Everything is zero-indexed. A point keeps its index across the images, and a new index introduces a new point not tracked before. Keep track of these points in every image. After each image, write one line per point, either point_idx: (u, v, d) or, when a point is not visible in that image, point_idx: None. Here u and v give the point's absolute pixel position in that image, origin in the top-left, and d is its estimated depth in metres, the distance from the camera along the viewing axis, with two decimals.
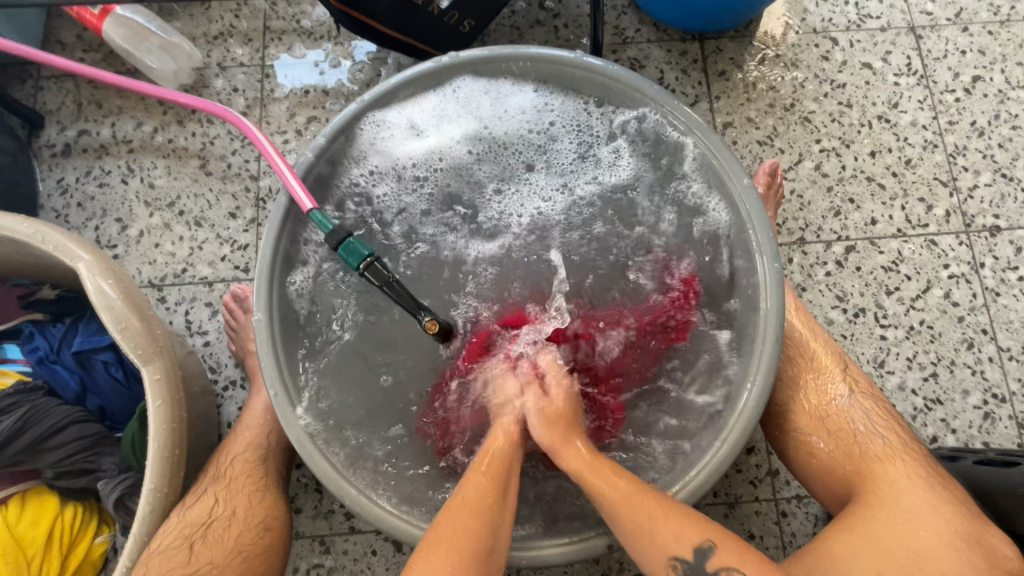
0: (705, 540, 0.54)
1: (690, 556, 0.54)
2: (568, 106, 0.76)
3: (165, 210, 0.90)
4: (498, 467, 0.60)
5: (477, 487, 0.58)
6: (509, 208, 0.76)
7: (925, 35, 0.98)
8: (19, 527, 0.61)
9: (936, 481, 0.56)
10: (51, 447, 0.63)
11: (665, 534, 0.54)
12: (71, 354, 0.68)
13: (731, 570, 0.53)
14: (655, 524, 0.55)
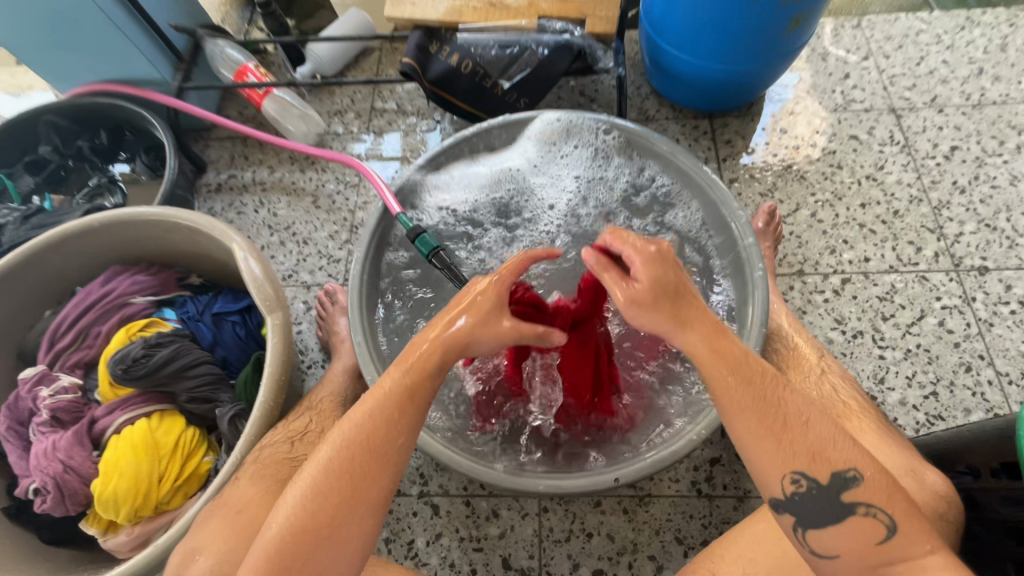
0: (875, 533, 0.47)
1: (822, 478, 0.47)
2: (595, 151, 1.01)
3: (282, 232, 1.17)
4: (424, 363, 0.56)
5: (381, 393, 0.55)
6: (546, 224, 1.02)
7: (904, 114, 1.17)
8: (157, 433, 0.78)
9: (887, 434, 0.66)
10: (187, 376, 0.82)
11: (803, 452, 0.48)
12: (210, 315, 0.90)
13: (874, 508, 0.47)
14: (782, 436, 0.48)
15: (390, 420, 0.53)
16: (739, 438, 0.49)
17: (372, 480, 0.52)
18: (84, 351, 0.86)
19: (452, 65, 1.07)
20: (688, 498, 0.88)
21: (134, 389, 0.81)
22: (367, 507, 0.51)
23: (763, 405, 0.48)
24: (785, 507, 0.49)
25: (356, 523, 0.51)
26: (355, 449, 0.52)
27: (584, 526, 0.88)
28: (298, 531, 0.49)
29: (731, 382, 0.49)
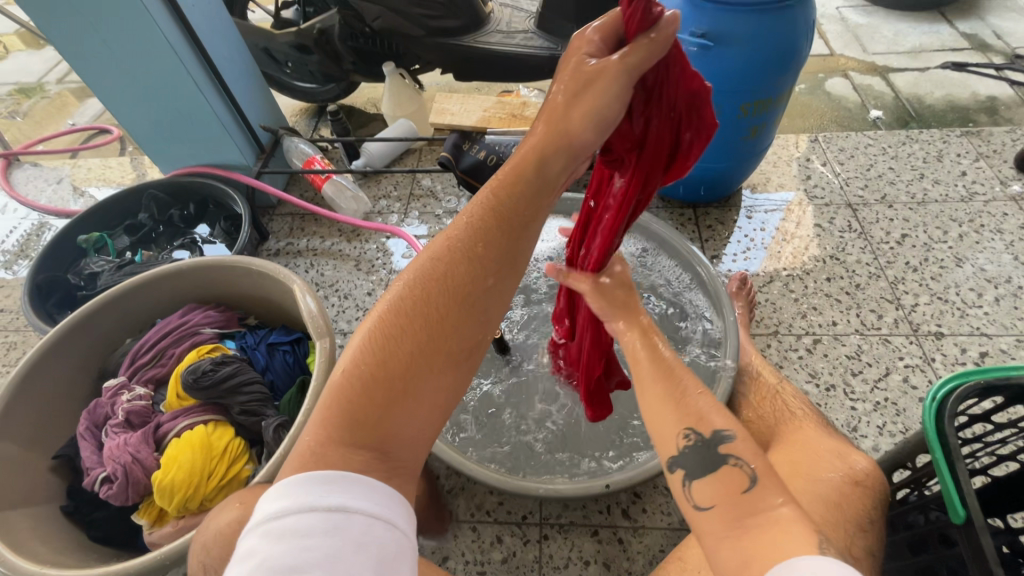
0: (739, 482, 0.49)
1: (704, 433, 0.53)
2: None
3: (327, 288, 1.36)
4: (511, 199, 0.56)
5: (469, 236, 0.55)
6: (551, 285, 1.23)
7: (860, 208, 1.39)
8: (211, 437, 0.91)
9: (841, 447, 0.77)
10: (241, 391, 0.96)
11: (692, 413, 0.55)
12: (265, 345, 1.06)
13: (741, 461, 0.50)
14: (680, 399, 0.56)
15: (479, 264, 0.54)
16: (648, 406, 0.58)
17: (461, 328, 0.53)
18: (158, 369, 1.02)
19: (479, 159, 1.33)
20: (679, 531, 0.94)
21: (196, 399, 0.95)
22: (453, 353, 0.53)
23: (663, 379, 0.58)
24: (676, 461, 0.54)
25: (443, 373, 0.52)
26: (444, 294, 0.53)
27: (581, 555, 0.94)
28: (383, 372, 0.50)
29: (648, 366, 0.60)
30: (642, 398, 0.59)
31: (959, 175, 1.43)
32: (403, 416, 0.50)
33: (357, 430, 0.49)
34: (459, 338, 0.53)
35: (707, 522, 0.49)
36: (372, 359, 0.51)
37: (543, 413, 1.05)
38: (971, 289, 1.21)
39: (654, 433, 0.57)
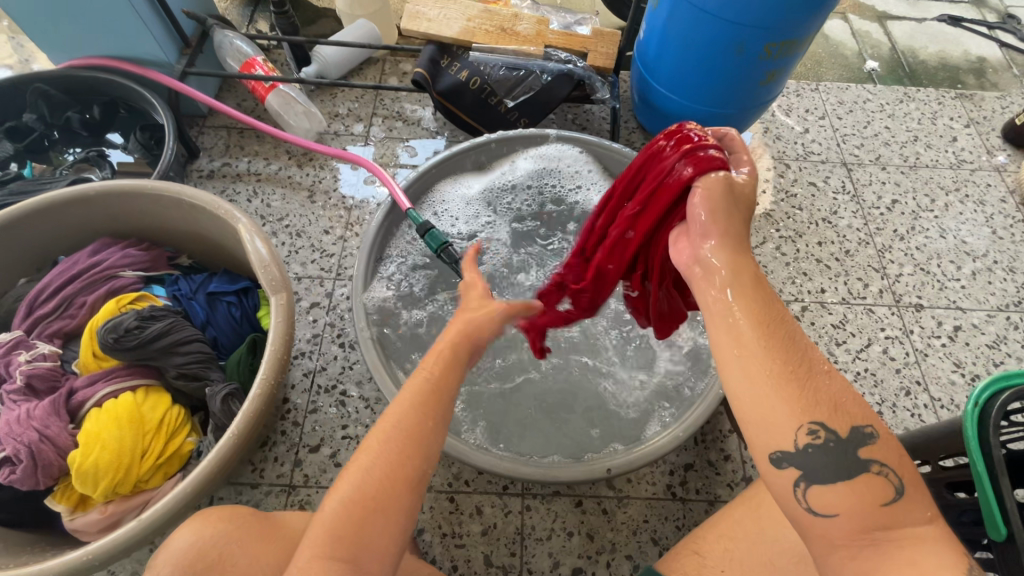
0: (878, 493, 0.44)
1: (841, 432, 0.46)
2: (584, 169, 1.10)
3: (275, 223, 1.17)
4: (434, 370, 0.59)
5: (414, 396, 0.57)
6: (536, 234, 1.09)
7: (855, 169, 1.33)
8: (143, 408, 0.75)
9: None
10: (179, 352, 0.81)
11: (824, 400, 0.46)
12: (205, 294, 0.89)
13: (884, 467, 0.45)
14: (801, 382, 0.46)
15: (425, 415, 0.56)
16: (743, 378, 0.47)
17: (411, 461, 0.53)
18: (64, 321, 0.84)
19: (460, 80, 1.14)
20: (663, 501, 0.93)
21: (120, 361, 0.79)
22: (415, 484, 0.53)
23: (786, 349, 0.48)
24: (791, 460, 0.46)
25: (399, 502, 0.52)
26: (394, 437, 0.54)
27: (565, 525, 0.91)
28: (354, 502, 0.51)
29: (751, 331, 0.48)
30: (741, 371, 0.47)
31: (950, 141, 1.40)
32: (372, 540, 0.50)
33: (335, 555, 0.49)
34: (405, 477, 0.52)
35: (828, 532, 0.44)
36: (343, 493, 0.52)
37: (527, 378, 0.97)
38: (951, 261, 1.21)
39: (753, 413, 0.47)
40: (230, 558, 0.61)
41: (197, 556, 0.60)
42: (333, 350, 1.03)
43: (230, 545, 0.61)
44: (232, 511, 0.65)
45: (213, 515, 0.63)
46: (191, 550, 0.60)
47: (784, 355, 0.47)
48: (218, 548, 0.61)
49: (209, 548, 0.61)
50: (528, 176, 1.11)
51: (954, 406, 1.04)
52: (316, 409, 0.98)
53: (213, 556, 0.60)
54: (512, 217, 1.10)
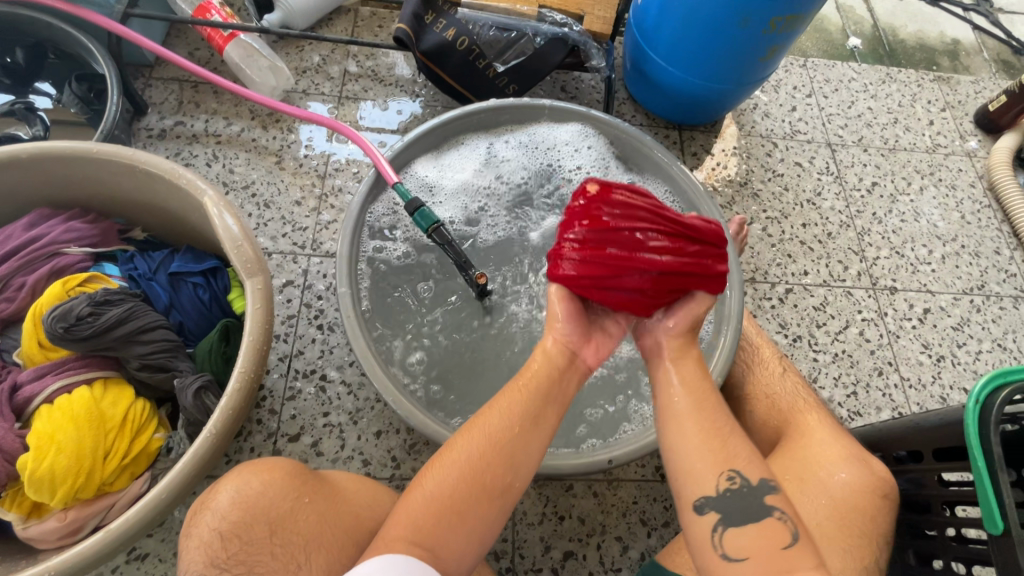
0: (779, 538, 0.52)
1: (752, 483, 0.54)
2: (581, 141, 1.04)
3: (239, 191, 1.06)
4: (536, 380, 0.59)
5: (507, 401, 0.57)
6: (530, 209, 1.03)
7: (838, 150, 1.34)
8: (102, 403, 0.68)
9: (839, 427, 0.78)
10: (140, 340, 0.73)
11: (740, 454, 0.55)
12: (166, 275, 0.80)
13: (784, 515, 0.53)
14: (725, 439, 0.56)
15: (509, 420, 0.55)
16: (674, 433, 0.57)
17: (495, 469, 0.53)
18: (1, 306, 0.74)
19: (447, 39, 1.04)
20: (652, 483, 0.94)
21: (71, 351, 0.70)
22: (497, 492, 0.53)
23: (715, 415, 0.57)
24: (710, 504, 0.53)
25: (478, 507, 0.52)
26: (481, 441, 0.54)
27: (556, 509, 0.90)
28: (438, 498, 0.51)
29: (684, 397, 0.59)
30: (675, 427, 0.57)
31: (926, 124, 1.42)
32: (452, 539, 0.50)
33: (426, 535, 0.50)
34: (486, 484, 0.52)
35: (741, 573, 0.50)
36: (429, 487, 0.52)
37: None
38: (923, 245, 1.25)
39: (681, 463, 0.55)
40: (296, 516, 0.56)
41: (265, 508, 0.55)
42: (310, 333, 0.96)
43: (297, 502, 0.56)
44: (295, 467, 0.60)
45: (279, 466, 0.59)
46: (260, 499, 0.55)
47: (718, 427, 0.56)
48: (286, 504, 0.56)
49: (279, 502, 0.55)
50: (519, 149, 1.04)
51: (921, 385, 1.09)
52: (295, 395, 0.92)
53: (280, 511, 0.55)
54: (506, 194, 1.03)
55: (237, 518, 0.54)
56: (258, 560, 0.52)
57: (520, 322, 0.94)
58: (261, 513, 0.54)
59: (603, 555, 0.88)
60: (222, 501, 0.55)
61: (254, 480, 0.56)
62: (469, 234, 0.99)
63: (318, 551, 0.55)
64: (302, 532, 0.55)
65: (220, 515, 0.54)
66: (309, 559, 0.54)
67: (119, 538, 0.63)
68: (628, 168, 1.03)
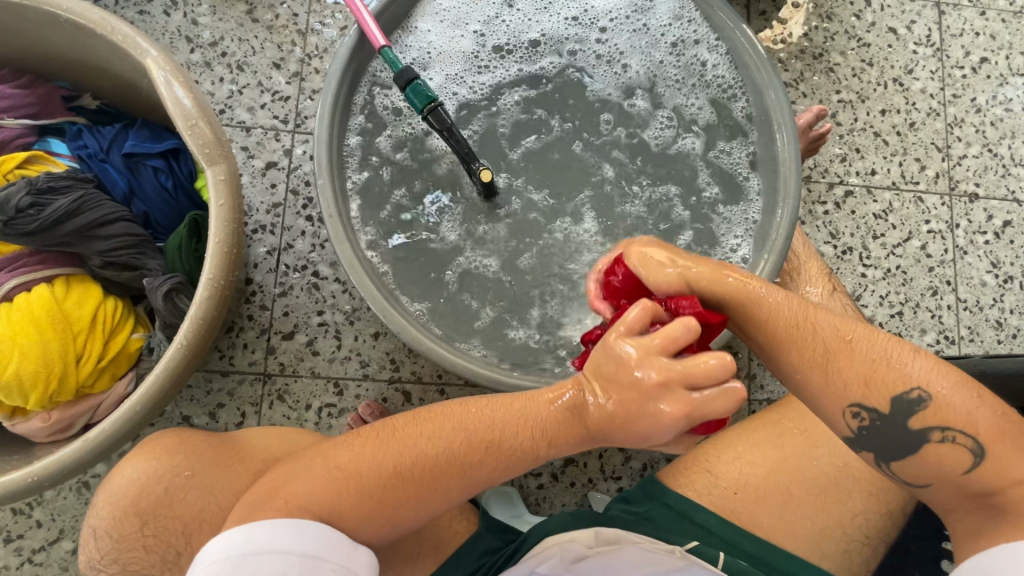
0: (962, 461, 0.47)
1: (886, 410, 0.48)
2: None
3: (206, 48, 0.89)
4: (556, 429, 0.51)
5: (514, 442, 0.51)
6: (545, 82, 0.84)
7: (948, 11, 1.06)
8: (66, 304, 0.62)
9: None
10: (99, 235, 0.64)
11: (854, 382, 0.48)
12: (121, 156, 0.69)
13: (951, 432, 0.47)
14: (829, 369, 0.49)
15: (496, 466, 0.51)
16: (792, 382, 0.51)
17: (442, 492, 0.50)
18: None
19: None
20: None
21: (23, 245, 0.63)
22: (428, 508, 0.51)
23: (805, 339, 0.49)
24: (858, 444, 0.50)
25: (418, 505, 0.50)
26: (436, 454, 0.50)
27: None
28: (384, 491, 0.49)
29: (765, 330, 0.50)
30: (789, 374, 0.50)
31: None
32: (365, 526, 0.49)
33: (365, 514, 0.49)
34: (419, 508, 0.50)
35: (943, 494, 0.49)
36: (378, 476, 0.49)
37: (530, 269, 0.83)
38: None
39: (806, 400, 0.51)
40: (174, 498, 0.56)
41: (136, 499, 0.56)
42: (299, 224, 0.87)
43: (174, 482, 0.56)
44: (170, 445, 0.58)
45: (161, 446, 0.58)
46: (133, 488, 0.56)
47: (826, 352, 0.49)
48: (160, 487, 0.56)
49: (153, 486, 0.56)
50: (534, 8, 0.83)
51: (978, 309, 0.97)
52: (286, 291, 0.85)
53: (155, 496, 0.56)
54: (528, 55, 0.84)
55: (110, 513, 0.56)
56: (134, 552, 0.55)
57: (531, 224, 0.82)
58: (134, 503, 0.56)
59: (603, 464, 0.87)
60: (98, 499, 0.57)
61: (118, 471, 0.57)
62: (485, 115, 0.83)
63: (197, 535, 0.55)
64: (175, 526, 0.56)
65: (96, 512, 0.58)
66: (190, 540, 0.55)
67: (82, 456, 0.61)
68: (673, 6, 0.81)
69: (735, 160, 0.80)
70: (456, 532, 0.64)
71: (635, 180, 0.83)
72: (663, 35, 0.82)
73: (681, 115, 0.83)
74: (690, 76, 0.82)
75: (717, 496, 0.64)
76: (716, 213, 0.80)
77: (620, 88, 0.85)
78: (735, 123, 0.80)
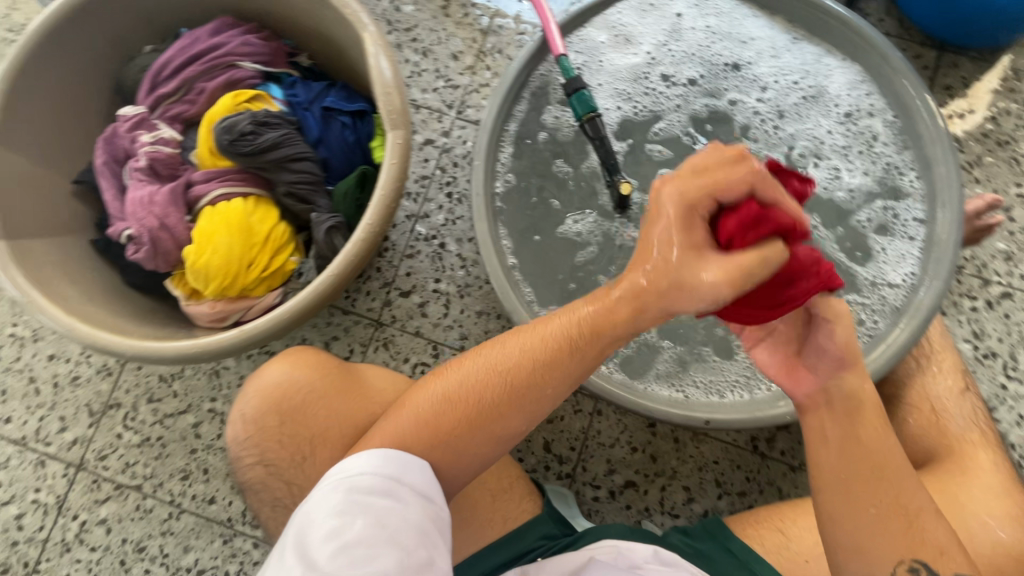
0: None
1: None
2: (804, 42, 0.86)
3: (401, 33, 1.01)
4: (590, 336, 0.53)
5: (552, 358, 0.53)
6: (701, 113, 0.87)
7: None
8: (252, 219, 0.75)
9: (1012, 481, 0.65)
10: (290, 168, 0.76)
11: (923, 538, 0.49)
12: (320, 108, 0.81)
13: None
14: (909, 518, 0.49)
15: (542, 383, 0.53)
16: (840, 506, 0.50)
17: (501, 419, 0.54)
18: (184, 106, 0.80)
19: None
20: (740, 449, 0.87)
21: (233, 163, 0.76)
22: (491, 430, 0.54)
23: (884, 479, 0.50)
24: None
25: (479, 432, 0.53)
26: (471, 387, 0.54)
27: (631, 440, 0.88)
28: (441, 424, 0.53)
29: (834, 450, 0.52)
30: (842, 498, 0.50)
31: None
32: (445, 459, 0.53)
33: (433, 443, 0.53)
34: (498, 428, 0.54)
35: None
36: (430, 405, 0.54)
37: None
38: None
39: (838, 533, 0.50)
40: (308, 408, 0.64)
41: (278, 401, 0.65)
42: (439, 198, 0.96)
43: (310, 395, 0.65)
44: (316, 360, 0.67)
45: (304, 359, 0.67)
46: (278, 390, 0.65)
47: (889, 498, 0.49)
48: (298, 396, 0.65)
49: (294, 394, 0.65)
50: (705, 45, 0.89)
51: None
52: (413, 255, 0.94)
53: (294, 403, 0.65)
54: (685, 94, 0.87)
55: (258, 405, 0.65)
56: (269, 444, 0.64)
57: None
58: (275, 405, 0.65)
59: (664, 497, 0.86)
60: (249, 392, 0.67)
61: (267, 373, 0.66)
62: (633, 146, 0.86)
63: (321, 445, 0.63)
64: (307, 434, 0.64)
65: (247, 401, 0.66)
66: (316, 449, 0.63)
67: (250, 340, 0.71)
68: (842, 93, 0.84)
69: (870, 225, 0.81)
70: (523, 509, 0.66)
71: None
72: (830, 108, 0.85)
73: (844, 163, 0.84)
74: (858, 143, 0.83)
75: (786, 556, 0.62)
76: (861, 280, 0.79)
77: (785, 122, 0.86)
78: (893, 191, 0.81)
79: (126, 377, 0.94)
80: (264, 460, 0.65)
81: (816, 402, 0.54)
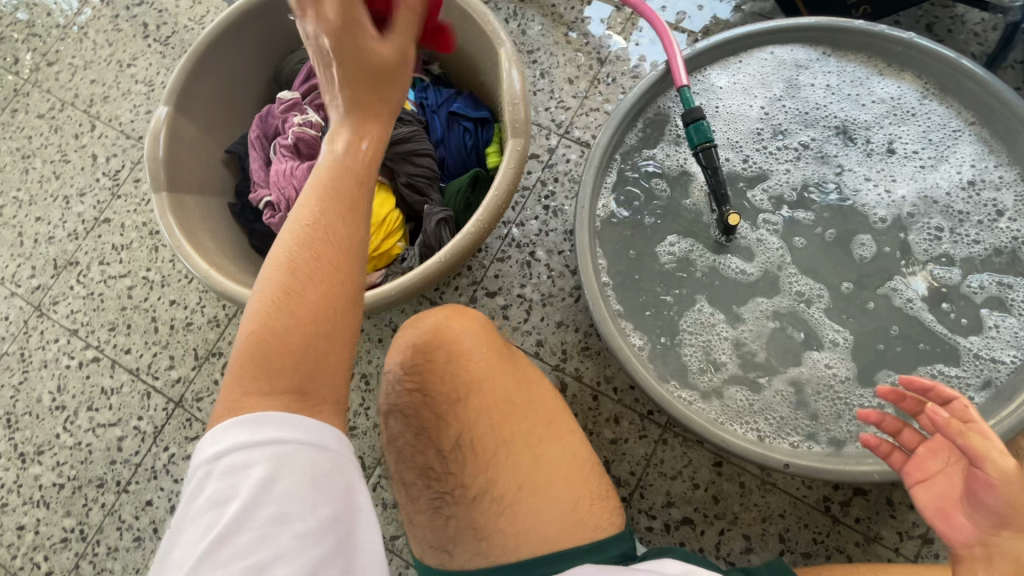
0: None
1: None
2: (933, 105, 0.87)
3: (524, 54, 1.08)
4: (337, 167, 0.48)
5: (323, 215, 0.47)
6: (811, 162, 0.89)
7: None
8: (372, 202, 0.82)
9: None
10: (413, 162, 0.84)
11: None
12: (447, 112, 0.89)
13: None
14: None
15: (326, 231, 0.47)
16: None
17: (312, 288, 0.46)
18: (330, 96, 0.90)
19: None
20: (810, 507, 0.83)
21: None
22: (313, 309, 0.45)
23: None
24: None
25: (306, 324, 0.45)
26: (266, 299, 0.45)
27: (694, 476, 0.86)
28: (261, 346, 0.44)
29: None
30: None
31: None
32: (295, 370, 0.44)
33: (272, 370, 0.44)
34: (315, 292, 0.46)
35: None
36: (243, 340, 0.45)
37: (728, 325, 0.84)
38: None
39: None
40: (455, 363, 0.65)
41: (433, 347, 0.65)
42: (536, 210, 1.00)
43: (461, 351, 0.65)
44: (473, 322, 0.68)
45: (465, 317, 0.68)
46: (434, 337, 0.66)
47: None
48: (450, 348, 0.65)
49: (449, 345, 0.65)
50: (827, 98, 0.90)
51: None
52: (503, 259, 0.99)
53: (443, 354, 0.65)
54: (800, 154, 0.89)
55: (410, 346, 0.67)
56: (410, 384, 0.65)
57: (742, 288, 0.86)
58: (427, 350, 0.66)
59: (720, 541, 0.84)
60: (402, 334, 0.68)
61: (428, 318, 0.68)
62: (737, 185, 0.89)
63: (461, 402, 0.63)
64: (446, 392, 0.63)
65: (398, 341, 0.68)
66: (451, 402, 0.63)
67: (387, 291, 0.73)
68: (968, 159, 0.85)
69: (981, 288, 0.81)
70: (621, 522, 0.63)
71: (859, 283, 0.85)
72: (951, 168, 0.85)
73: (963, 226, 0.84)
74: (979, 214, 0.83)
75: None
76: (963, 351, 0.80)
77: (904, 180, 0.87)
78: (1014, 264, 0.82)
79: (230, 330, 1.03)
80: (398, 405, 0.65)
81: (974, 555, 0.49)
